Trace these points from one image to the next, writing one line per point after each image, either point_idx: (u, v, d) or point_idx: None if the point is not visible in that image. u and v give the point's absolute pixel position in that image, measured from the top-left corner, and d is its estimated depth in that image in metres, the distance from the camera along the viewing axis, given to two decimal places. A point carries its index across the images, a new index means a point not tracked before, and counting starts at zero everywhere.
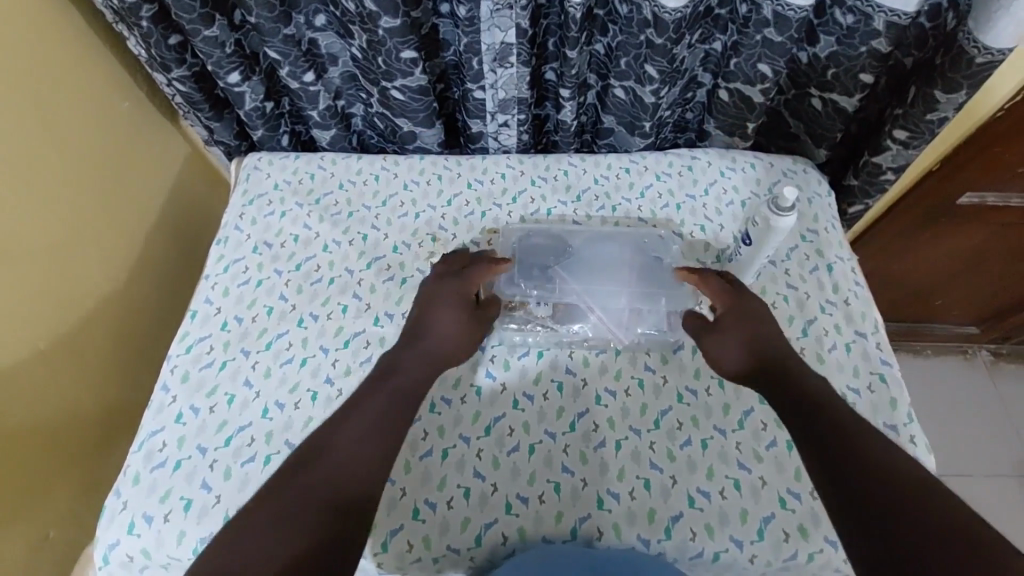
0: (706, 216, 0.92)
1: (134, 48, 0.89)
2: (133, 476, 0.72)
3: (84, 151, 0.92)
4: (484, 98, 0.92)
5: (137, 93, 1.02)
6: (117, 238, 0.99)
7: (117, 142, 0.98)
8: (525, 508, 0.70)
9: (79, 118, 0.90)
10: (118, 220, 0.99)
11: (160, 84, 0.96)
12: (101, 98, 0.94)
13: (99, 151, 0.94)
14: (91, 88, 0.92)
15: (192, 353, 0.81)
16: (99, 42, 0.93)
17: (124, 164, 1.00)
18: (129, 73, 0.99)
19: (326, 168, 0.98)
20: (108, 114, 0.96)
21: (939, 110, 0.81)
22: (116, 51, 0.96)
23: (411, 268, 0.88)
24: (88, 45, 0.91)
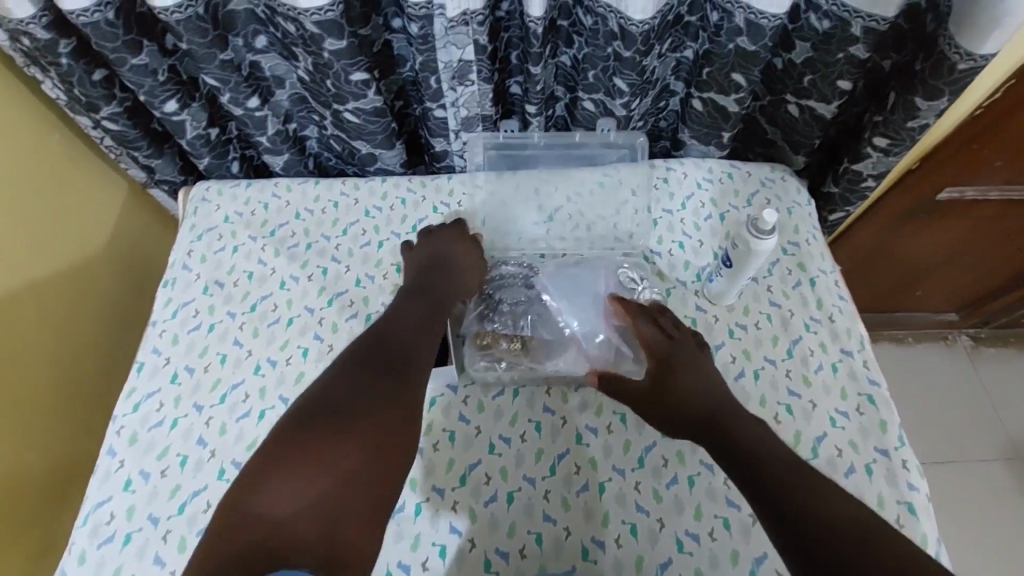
0: (685, 232, 0.89)
1: (51, 91, 0.83)
2: (78, 555, 0.66)
3: (9, 202, 0.84)
4: (445, 116, 0.86)
5: (69, 138, 0.95)
6: (50, 292, 0.91)
7: (47, 192, 0.91)
8: (506, 564, 0.66)
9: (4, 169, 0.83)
10: (48, 273, 0.91)
11: (85, 127, 0.91)
12: (27, 146, 0.87)
13: (27, 201, 0.87)
14: (14, 132, 0.85)
15: (140, 411, 0.75)
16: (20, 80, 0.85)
17: (54, 215, 0.92)
18: (57, 120, 0.92)
19: (280, 196, 0.91)
20: (36, 163, 0.89)
21: (920, 116, 0.77)
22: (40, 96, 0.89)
23: (375, 303, 0.83)
24: (8, 86, 0.83)
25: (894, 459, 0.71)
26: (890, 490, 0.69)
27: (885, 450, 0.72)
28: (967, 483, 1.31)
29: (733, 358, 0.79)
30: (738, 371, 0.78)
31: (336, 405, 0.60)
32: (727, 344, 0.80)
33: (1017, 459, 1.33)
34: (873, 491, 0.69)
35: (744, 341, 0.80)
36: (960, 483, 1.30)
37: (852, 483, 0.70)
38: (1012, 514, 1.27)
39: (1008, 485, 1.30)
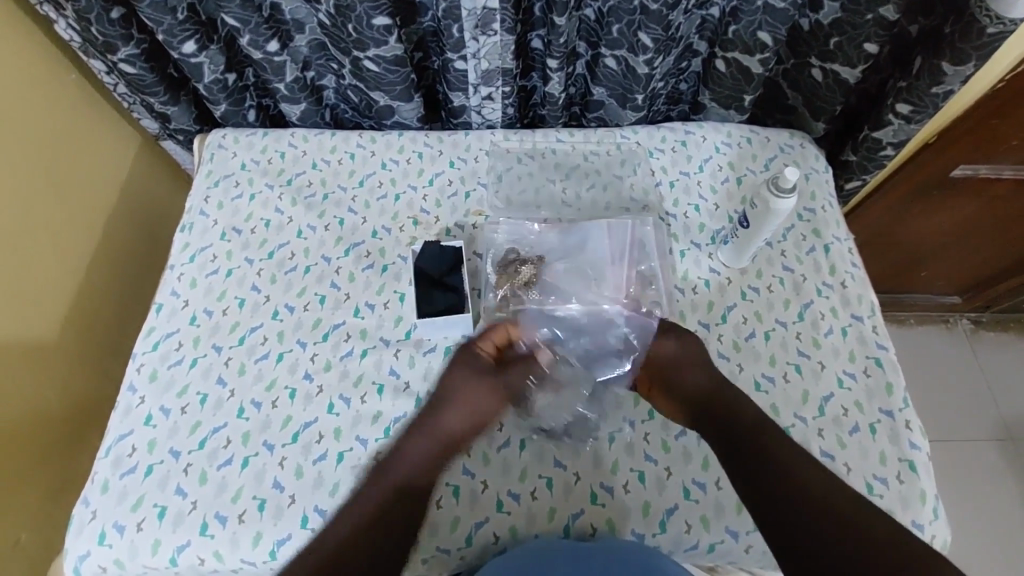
0: (700, 195, 0.89)
1: (65, 33, 0.84)
2: (102, 484, 0.68)
3: (27, 146, 0.85)
4: (466, 69, 0.85)
5: (86, 89, 0.95)
6: (65, 237, 0.92)
7: (64, 140, 0.91)
8: (517, 506, 0.68)
9: (21, 113, 0.84)
10: (63, 218, 0.91)
11: (97, 73, 0.91)
12: (43, 92, 0.88)
13: (44, 146, 0.88)
14: (31, 77, 0.85)
15: (159, 350, 0.76)
16: (36, 24, 0.85)
17: (70, 162, 0.93)
18: (73, 68, 0.93)
19: (297, 146, 0.91)
20: (52, 109, 0.89)
21: (945, 82, 0.77)
22: (56, 43, 0.89)
23: (391, 254, 0.83)
24: (25, 29, 0.84)
25: (897, 419, 0.73)
26: (892, 449, 0.71)
27: (889, 411, 0.73)
28: (959, 462, 1.33)
29: (744, 319, 0.80)
30: (749, 331, 0.79)
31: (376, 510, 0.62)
32: (739, 306, 0.81)
33: (1009, 439, 1.36)
34: (876, 449, 0.71)
35: (756, 303, 0.81)
36: (952, 459, 1.33)
37: (856, 441, 0.72)
38: (998, 492, 1.30)
39: (999, 463, 1.33)
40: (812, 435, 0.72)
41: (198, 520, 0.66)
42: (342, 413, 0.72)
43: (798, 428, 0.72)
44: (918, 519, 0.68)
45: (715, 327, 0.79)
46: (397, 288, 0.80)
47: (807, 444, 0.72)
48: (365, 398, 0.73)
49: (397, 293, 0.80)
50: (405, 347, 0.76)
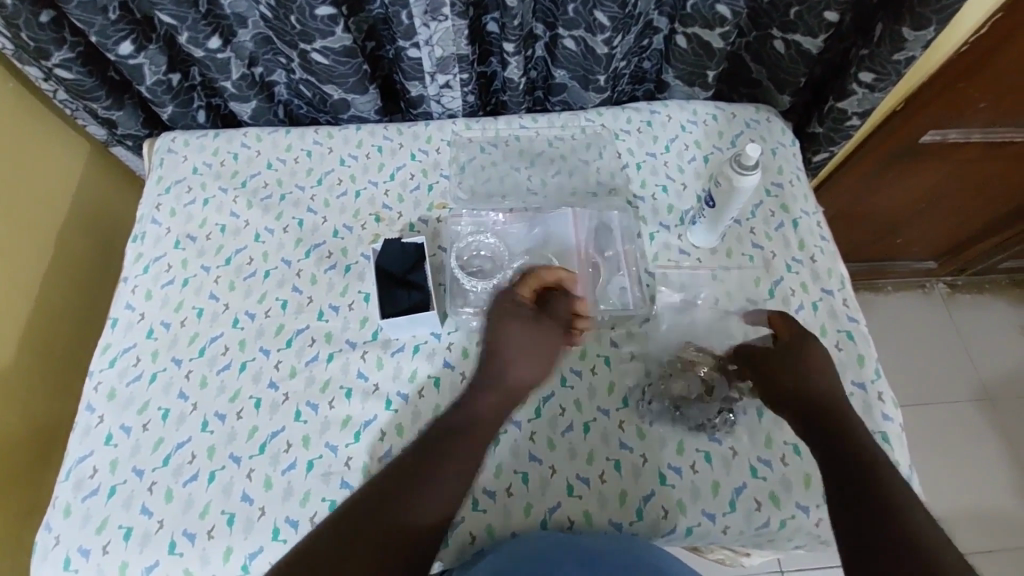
0: (667, 175, 0.87)
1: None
2: (64, 508, 0.66)
3: None
4: (419, 56, 0.83)
5: (26, 98, 0.91)
6: (13, 256, 0.88)
7: (6, 153, 0.87)
8: (492, 503, 0.67)
9: None
10: (9, 236, 0.87)
11: (35, 80, 0.86)
12: None
13: None
14: None
15: (117, 366, 0.73)
16: None
17: (16, 177, 0.88)
18: (11, 77, 0.88)
19: (250, 146, 0.88)
20: None
21: (906, 48, 0.76)
22: None
23: (354, 253, 0.81)
24: None
25: (870, 391, 0.73)
26: (866, 422, 0.71)
27: (862, 384, 0.73)
28: (939, 423, 1.35)
29: (716, 299, 0.79)
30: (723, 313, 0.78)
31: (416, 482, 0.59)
32: (710, 286, 0.80)
33: (987, 398, 1.38)
34: None
35: (727, 283, 0.80)
36: (932, 421, 1.35)
37: None
38: (979, 450, 1.32)
39: (978, 422, 1.35)
40: None
41: (166, 538, 0.64)
42: (310, 420, 0.70)
43: None
44: None
45: (687, 308, 0.78)
46: (361, 289, 0.78)
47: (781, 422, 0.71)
48: (334, 403, 0.71)
49: (362, 294, 0.78)
50: (372, 349, 0.74)
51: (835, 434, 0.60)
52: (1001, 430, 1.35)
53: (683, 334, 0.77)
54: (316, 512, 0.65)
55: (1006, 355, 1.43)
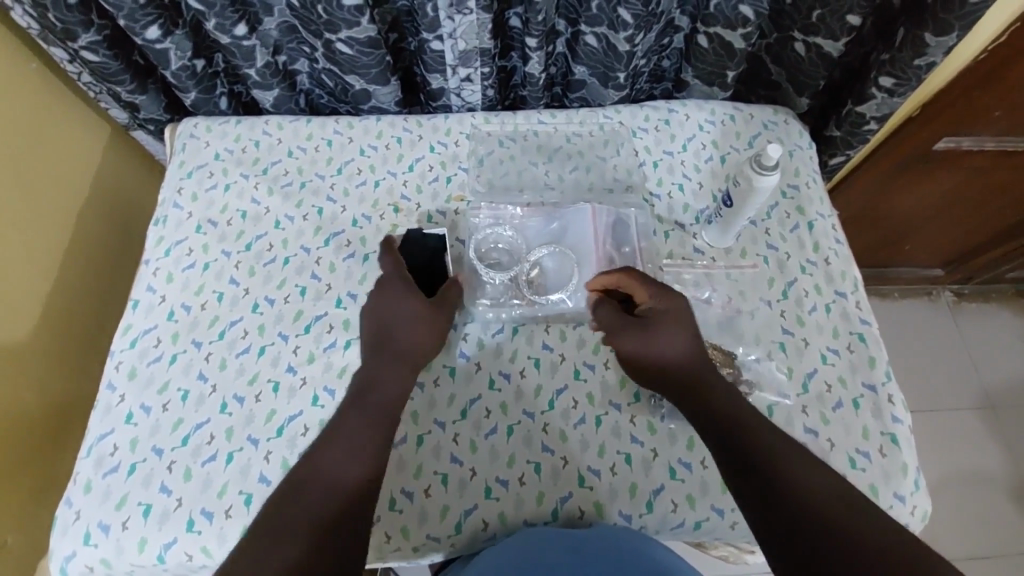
0: (684, 174, 0.88)
1: (22, 20, 0.79)
2: (84, 484, 0.67)
3: None
4: (442, 49, 0.83)
5: (50, 80, 0.92)
6: (34, 236, 0.89)
7: (29, 135, 0.88)
8: (505, 492, 0.68)
9: None
10: (30, 217, 0.88)
11: (60, 61, 0.87)
12: (6, 84, 0.84)
13: (9, 143, 0.85)
14: None
15: (137, 347, 0.74)
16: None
17: (38, 158, 0.89)
18: (36, 58, 0.89)
19: (272, 134, 0.89)
20: (16, 103, 0.86)
21: (928, 54, 0.76)
22: (16, 32, 0.85)
23: (372, 242, 0.82)
24: None
25: (880, 393, 0.74)
26: (875, 424, 0.72)
27: (872, 386, 0.74)
28: (942, 430, 1.36)
29: (730, 298, 0.80)
30: (736, 311, 0.79)
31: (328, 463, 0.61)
32: (724, 285, 0.80)
33: (991, 406, 1.39)
34: (859, 423, 0.72)
35: (741, 283, 0.80)
36: (935, 427, 1.36)
37: (839, 417, 0.72)
38: (981, 457, 1.33)
39: (980, 430, 1.36)
40: (797, 413, 0.72)
41: (184, 516, 0.65)
42: (327, 406, 0.71)
43: (782, 407, 0.73)
44: (899, 492, 0.69)
45: (701, 305, 0.79)
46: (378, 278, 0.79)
47: (792, 421, 0.72)
48: None
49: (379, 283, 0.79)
50: None
51: (729, 443, 0.60)
52: (1004, 438, 1.35)
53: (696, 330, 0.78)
54: None
55: (1012, 365, 1.43)
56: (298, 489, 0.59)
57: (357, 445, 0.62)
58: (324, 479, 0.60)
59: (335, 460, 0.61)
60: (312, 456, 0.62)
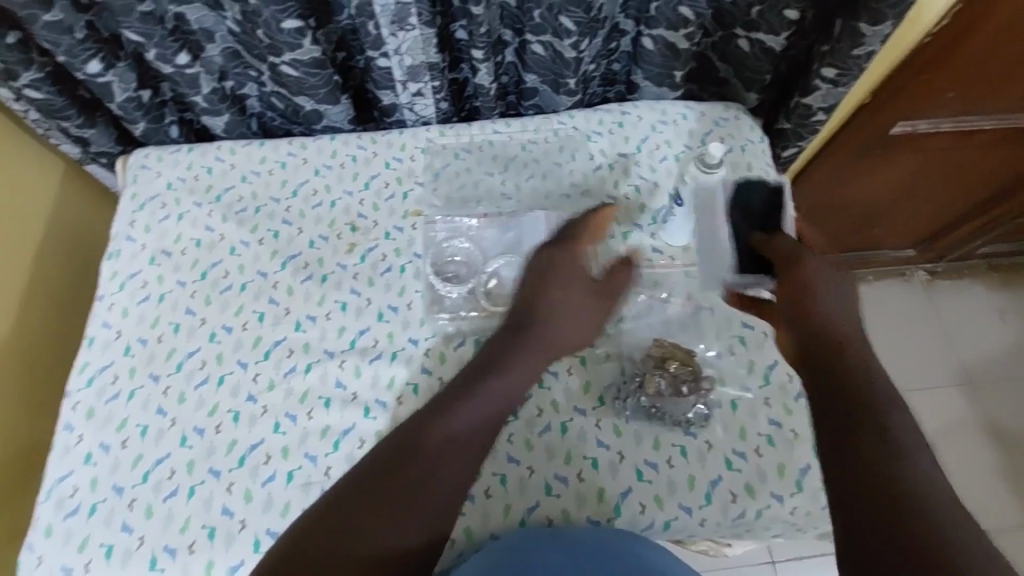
0: (640, 175, 0.88)
1: None
2: (44, 529, 0.66)
3: None
4: (389, 66, 0.83)
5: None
6: None
7: None
8: (472, 506, 0.68)
9: None
10: None
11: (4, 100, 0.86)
12: None
13: None
14: None
15: (94, 385, 0.73)
16: None
17: None
18: None
19: (224, 160, 0.88)
20: None
21: (865, 44, 0.77)
22: None
23: (330, 263, 0.81)
24: None
25: None
26: None
27: None
28: (921, 408, 1.37)
29: (690, 295, 0.80)
30: (696, 309, 0.79)
31: (446, 429, 0.64)
32: (684, 283, 0.81)
33: (968, 382, 1.41)
34: None
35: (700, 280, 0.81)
36: (913, 406, 1.38)
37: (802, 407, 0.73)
38: (960, 433, 1.35)
39: (958, 406, 1.38)
40: (760, 405, 0.73)
41: (148, 554, 0.64)
42: (290, 431, 0.70)
43: (745, 400, 0.73)
44: None
45: (663, 304, 0.80)
46: (338, 298, 0.79)
47: (755, 414, 0.72)
48: (313, 413, 0.71)
49: (338, 303, 0.78)
50: (350, 357, 0.75)
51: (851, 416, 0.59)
52: (982, 412, 1.37)
53: (657, 329, 0.78)
54: None
55: (986, 339, 1.46)
56: (407, 450, 0.63)
57: (473, 422, 0.65)
58: (436, 447, 0.63)
59: (452, 425, 0.64)
60: (434, 411, 0.66)
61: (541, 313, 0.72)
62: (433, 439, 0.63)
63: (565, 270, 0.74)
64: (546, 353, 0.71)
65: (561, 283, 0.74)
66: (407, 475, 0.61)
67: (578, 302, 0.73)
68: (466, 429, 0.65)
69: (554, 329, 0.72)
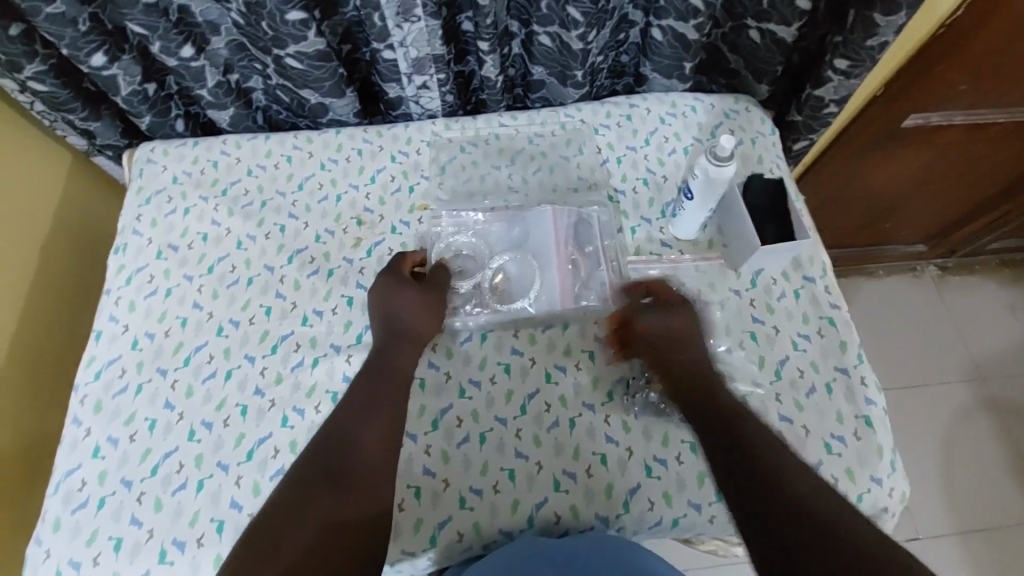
0: (648, 168, 0.87)
1: None
2: (53, 522, 0.66)
3: None
4: (395, 58, 0.83)
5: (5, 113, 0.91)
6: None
7: None
8: (480, 501, 0.67)
9: None
10: None
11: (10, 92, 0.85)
12: None
13: None
14: None
15: (102, 379, 0.73)
16: None
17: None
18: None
19: (230, 153, 0.88)
20: None
21: (878, 34, 0.76)
22: None
23: (337, 257, 0.81)
24: None
25: (852, 376, 0.74)
26: (849, 407, 0.72)
27: (844, 369, 0.74)
28: (930, 404, 1.36)
29: (699, 290, 0.79)
30: (705, 304, 0.78)
31: (357, 429, 0.63)
32: (693, 278, 0.80)
33: (977, 378, 1.39)
34: (833, 406, 0.72)
35: (709, 275, 0.80)
36: (921, 402, 1.37)
37: (813, 402, 0.72)
38: (969, 430, 1.33)
39: (967, 402, 1.36)
40: (770, 401, 0.72)
41: (157, 548, 0.64)
42: (297, 426, 0.70)
43: (755, 396, 0.72)
44: (876, 474, 0.69)
45: None
46: (345, 293, 0.79)
47: (766, 410, 0.72)
48: (320, 408, 0.71)
49: (345, 298, 0.78)
50: (357, 352, 0.74)
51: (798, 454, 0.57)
52: (990, 408, 1.36)
53: None
54: None
55: (995, 335, 1.44)
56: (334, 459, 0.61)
57: (384, 415, 0.64)
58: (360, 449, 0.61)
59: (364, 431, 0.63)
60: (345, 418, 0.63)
61: (400, 328, 0.69)
62: (352, 444, 0.62)
63: (394, 284, 0.72)
64: (418, 347, 0.70)
65: (397, 295, 0.71)
66: (347, 483, 0.59)
67: (415, 301, 0.71)
68: (376, 421, 0.63)
69: (410, 326, 0.70)
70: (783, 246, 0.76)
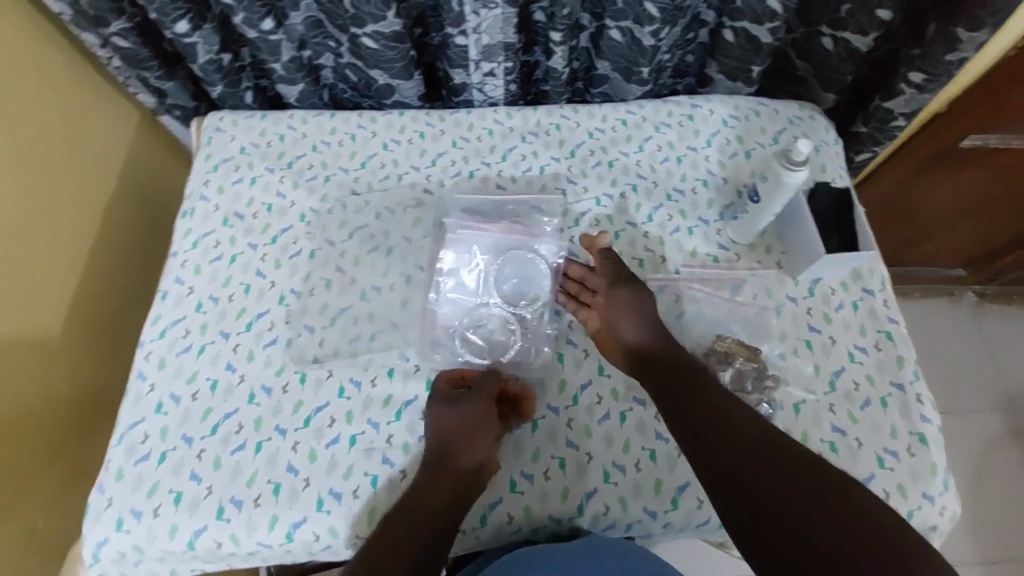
0: (709, 169, 0.87)
1: (54, 9, 0.80)
2: (116, 472, 0.69)
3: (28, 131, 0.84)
4: (466, 44, 0.83)
5: (84, 71, 0.94)
6: (66, 226, 0.90)
7: (62, 125, 0.90)
8: (530, 485, 0.68)
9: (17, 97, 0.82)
10: (64, 206, 0.90)
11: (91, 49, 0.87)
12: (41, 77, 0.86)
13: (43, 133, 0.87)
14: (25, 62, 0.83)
15: (167, 337, 0.75)
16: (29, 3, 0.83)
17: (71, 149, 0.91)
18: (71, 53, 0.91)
19: (296, 128, 0.89)
20: (48, 95, 0.87)
21: (959, 49, 0.75)
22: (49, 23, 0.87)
23: (395, 237, 0.82)
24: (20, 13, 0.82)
25: (908, 392, 0.73)
26: (903, 423, 0.71)
27: (900, 385, 0.73)
28: (963, 431, 1.34)
29: (755, 295, 0.79)
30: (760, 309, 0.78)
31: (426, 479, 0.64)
32: (749, 282, 0.80)
33: (1014, 409, 1.36)
34: (886, 420, 0.71)
35: (766, 280, 0.80)
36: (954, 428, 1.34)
37: (867, 415, 0.72)
38: (1001, 461, 1.31)
39: (1001, 433, 1.34)
40: (823, 411, 0.72)
41: (215, 504, 0.66)
42: (353, 398, 0.72)
43: (808, 404, 0.72)
44: (928, 491, 0.68)
45: (727, 301, 0.79)
46: (403, 271, 0.80)
47: (818, 419, 0.71)
48: (376, 381, 0.73)
49: (403, 276, 0.79)
50: (412, 331, 0.76)
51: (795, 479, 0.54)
52: None
53: (719, 327, 0.78)
54: (359, 486, 0.67)
55: None
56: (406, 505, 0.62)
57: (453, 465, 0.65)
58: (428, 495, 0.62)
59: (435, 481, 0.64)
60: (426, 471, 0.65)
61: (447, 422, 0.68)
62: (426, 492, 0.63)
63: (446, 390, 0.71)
64: (468, 431, 0.67)
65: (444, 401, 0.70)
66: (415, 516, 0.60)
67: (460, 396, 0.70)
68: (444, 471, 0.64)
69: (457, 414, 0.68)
70: (844, 256, 0.75)
